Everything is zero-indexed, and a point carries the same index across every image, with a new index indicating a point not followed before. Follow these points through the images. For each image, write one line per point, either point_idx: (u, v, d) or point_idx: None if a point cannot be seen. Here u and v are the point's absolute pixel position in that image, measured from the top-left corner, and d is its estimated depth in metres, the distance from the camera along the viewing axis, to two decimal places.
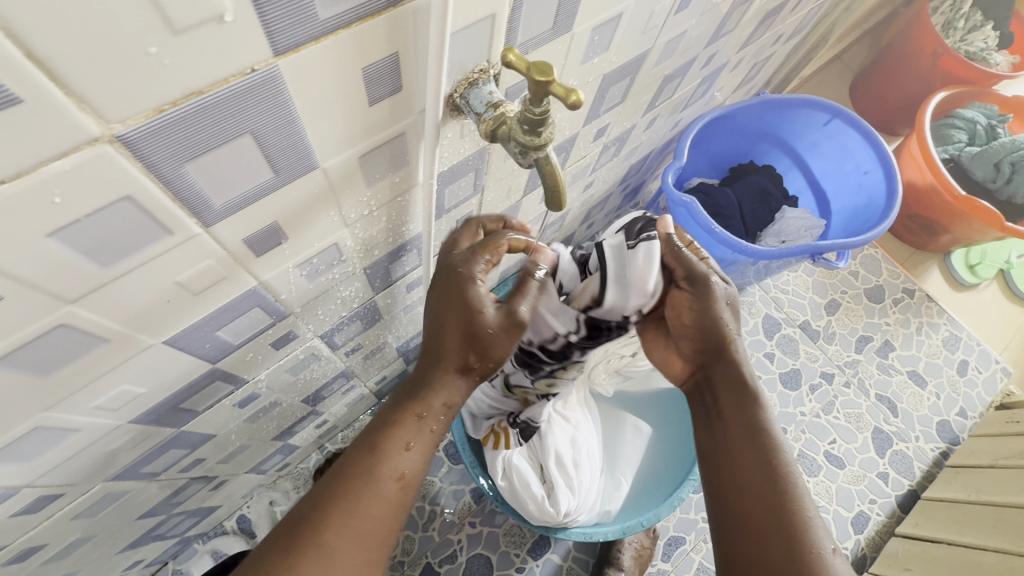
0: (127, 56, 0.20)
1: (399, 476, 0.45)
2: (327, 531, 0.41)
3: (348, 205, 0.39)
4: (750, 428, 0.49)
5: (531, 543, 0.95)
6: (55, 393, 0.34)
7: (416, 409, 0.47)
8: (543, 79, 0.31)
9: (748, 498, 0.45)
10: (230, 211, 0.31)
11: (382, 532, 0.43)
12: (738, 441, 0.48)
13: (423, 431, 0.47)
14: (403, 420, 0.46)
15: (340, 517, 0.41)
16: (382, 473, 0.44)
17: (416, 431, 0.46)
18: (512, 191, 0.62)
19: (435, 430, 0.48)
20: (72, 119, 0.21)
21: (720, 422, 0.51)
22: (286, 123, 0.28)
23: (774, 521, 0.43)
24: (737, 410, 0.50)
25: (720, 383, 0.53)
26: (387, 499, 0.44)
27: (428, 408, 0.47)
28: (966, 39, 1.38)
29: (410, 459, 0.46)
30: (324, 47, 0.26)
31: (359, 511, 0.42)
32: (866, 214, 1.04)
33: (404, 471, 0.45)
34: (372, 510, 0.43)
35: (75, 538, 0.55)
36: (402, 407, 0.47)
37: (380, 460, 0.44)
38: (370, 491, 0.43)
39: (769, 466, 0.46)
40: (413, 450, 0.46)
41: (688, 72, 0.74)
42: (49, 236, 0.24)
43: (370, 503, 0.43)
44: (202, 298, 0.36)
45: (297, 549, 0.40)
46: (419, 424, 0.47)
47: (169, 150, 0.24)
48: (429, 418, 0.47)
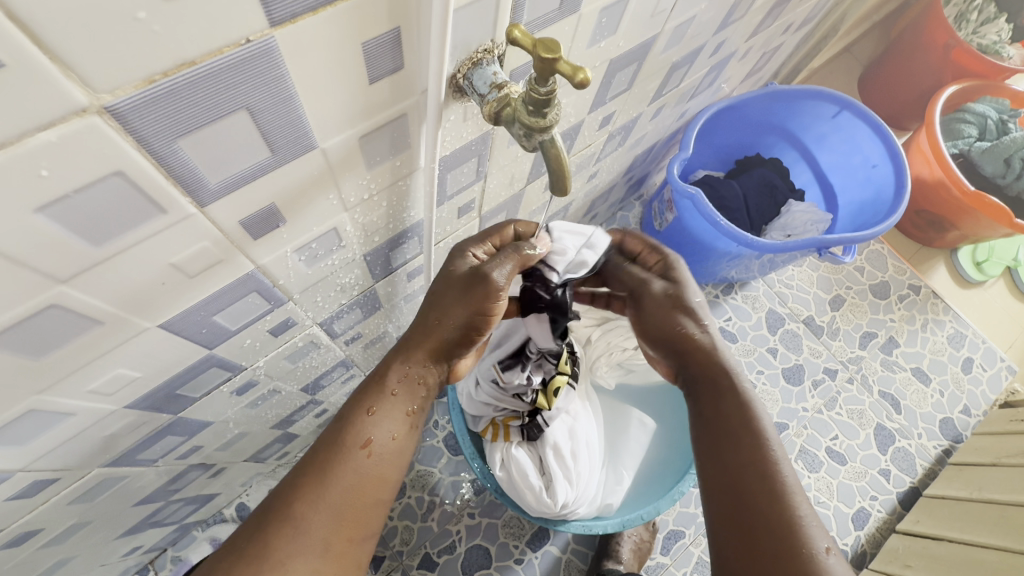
0: (116, 22, 0.19)
1: (365, 443, 0.44)
2: (296, 503, 0.41)
3: (347, 188, 0.38)
4: (739, 426, 0.48)
5: (530, 534, 0.95)
6: (48, 376, 0.33)
7: (381, 378, 0.48)
8: (550, 56, 0.29)
9: (739, 498, 0.45)
10: (225, 191, 0.30)
11: (355, 503, 0.43)
12: (726, 440, 0.48)
13: (389, 399, 0.47)
14: (366, 389, 0.47)
15: (307, 489, 0.41)
16: (349, 441, 0.44)
17: (378, 397, 0.47)
18: (515, 179, 0.61)
19: (404, 401, 0.48)
20: (58, 86, 0.20)
21: (704, 420, 0.51)
22: (283, 100, 0.27)
23: (760, 524, 0.42)
24: (716, 407, 0.51)
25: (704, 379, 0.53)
26: (356, 466, 0.44)
27: (392, 374, 0.48)
28: (978, 32, 1.36)
29: (376, 425, 0.45)
30: (323, 19, 0.25)
31: (327, 481, 0.42)
32: (872, 209, 1.02)
33: (371, 436, 0.45)
34: (340, 480, 0.43)
35: (71, 524, 0.55)
36: (371, 380, 0.48)
37: (345, 429, 0.45)
38: (335, 462, 0.43)
39: (756, 467, 0.45)
40: (377, 416, 0.46)
41: (696, 61, 0.73)
42: (37, 211, 0.23)
43: (340, 472, 0.43)
44: (198, 282, 0.35)
45: (269, 524, 0.40)
46: (384, 392, 0.47)
47: (161, 124, 0.24)
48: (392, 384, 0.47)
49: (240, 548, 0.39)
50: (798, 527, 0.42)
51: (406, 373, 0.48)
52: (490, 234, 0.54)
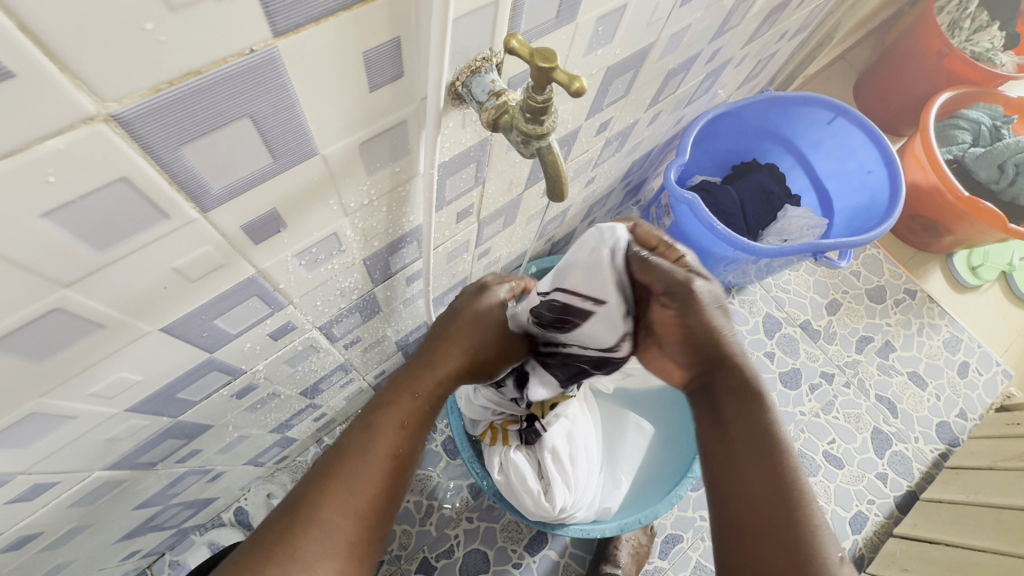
0: (124, 33, 0.20)
1: (393, 456, 0.46)
2: (324, 508, 0.41)
3: (347, 194, 0.39)
4: (757, 436, 0.46)
5: (528, 538, 0.95)
6: (51, 379, 0.33)
7: (414, 393, 0.50)
8: (547, 65, 0.30)
9: (760, 512, 0.43)
10: (228, 197, 0.30)
11: (378, 513, 0.44)
12: (746, 445, 0.46)
13: (415, 408, 0.50)
14: (398, 400, 0.49)
15: (336, 494, 0.42)
16: (378, 451, 0.45)
17: (409, 412, 0.49)
18: (514, 185, 0.62)
19: (426, 411, 0.51)
20: (67, 96, 0.20)
21: (723, 425, 0.49)
22: (285, 108, 0.28)
23: (779, 539, 0.41)
24: (738, 413, 0.48)
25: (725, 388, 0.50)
26: (383, 476, 0.44)
27: (423, 392, 0.51)
28: (971, 39, 1.38)
29: (404, 440, 0.47)
30: (325, 29, 0.25)
31: (354, 489, 0.42)
32: (867, 214, 1.03)
33: (399, 450, 0.46)
34: (368, 488, 0.43)
35: (71, 527, 0.55)
36: (395, 388, 0.51)
37: (375, 438, 0.46)
38: (365, 470, 0.43)
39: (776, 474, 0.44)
40: (408, 431, 0.48)
41: (692, 67, 0.74)
42: (43, 216, 0.24)
43: (367, 480, 0.43)
44: (200, 286, 0.35)
45: (297, 525, 0.40)
46: (412, 401, 0.50)
47: (166, 131, 0.24)
48: (420, 396, 0.51)
49: (264, 547, 0.39)
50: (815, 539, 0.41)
51: (433, 391, 0.52)
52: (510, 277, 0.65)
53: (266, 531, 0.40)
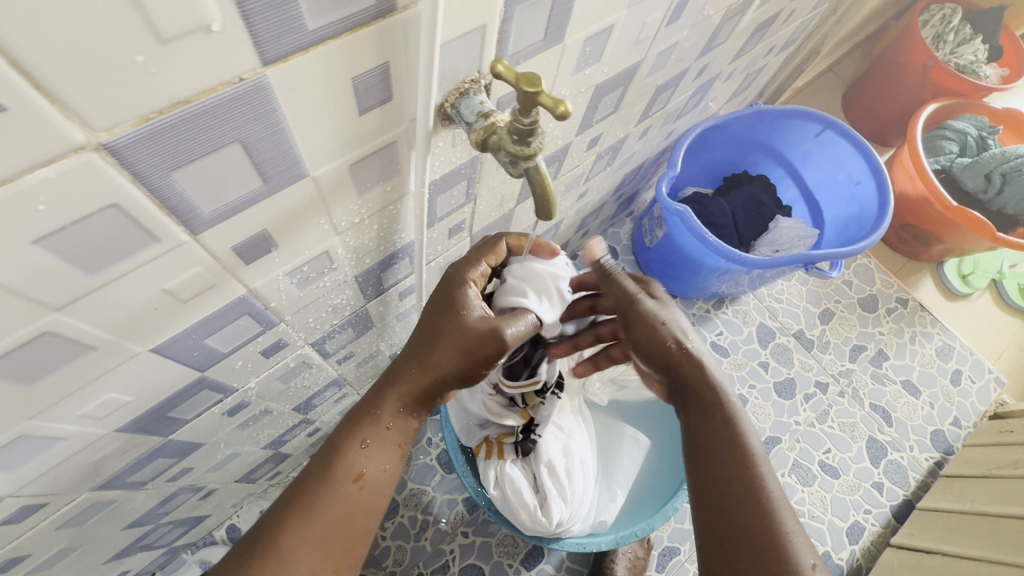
0: (114, 66, 0.20)
1: (357, 476, 0.46)
2: (285, 535, 0.42)
3: (338, 213, 0.39)
4: (726, 442, 0.51)
5: (524, 553, 0.94)
6: (40, 401, 0.33)
7: (376, 411, 0.47)
8: (532, 90, 0.31)
9: (731, 511, 0.48)
10: (218, 219, 0.31)
11: (345, 536, 0.45)
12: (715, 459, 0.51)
13: (380, 430, 0.47)
14: (359, 419, 0.47)
15: (298, 520, 0.43)
16: (340, 473, 0.45)
17: (372, 429, 0.47)
18: (506, 200, 0.63)
19: (393, 428, 0.48)
20: (57, 127, 0.21)
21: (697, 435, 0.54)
22: (276, 132, 0.28)
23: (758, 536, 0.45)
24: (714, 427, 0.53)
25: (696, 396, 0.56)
26: (347, 499, 0.45)
27: (387, 408, 0.47)
28: (956, 52, 1.40)
29: (369, 458, 0.47)
30: (313, 57, 0.26)
31: (318, 514, 0.44)
32: (858, 224, 1.04)
33: (363, 470, 0.46)
34: (330, 513, 0.44)
35: (60, 548, 0.54)
36: (359, 406, 0.48)
37: (335, 461, 0.45)
38: (326, 495, 0.44)
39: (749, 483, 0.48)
40: (371, 449, 0.47)
41: (681, 83, 0.75)
42: (34, 243, 0.24)
43: (327, 505, 0.44)
44: (190, 307, 0.36)
45: (258, 556, 0.41)
46: (374, 422, 0.47)
47: (156, 158, 0.24)
48: (384, 415, 0.47)
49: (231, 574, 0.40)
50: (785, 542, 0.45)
51: (398, 407, 0.48)
52: (485, 251, 0.53)
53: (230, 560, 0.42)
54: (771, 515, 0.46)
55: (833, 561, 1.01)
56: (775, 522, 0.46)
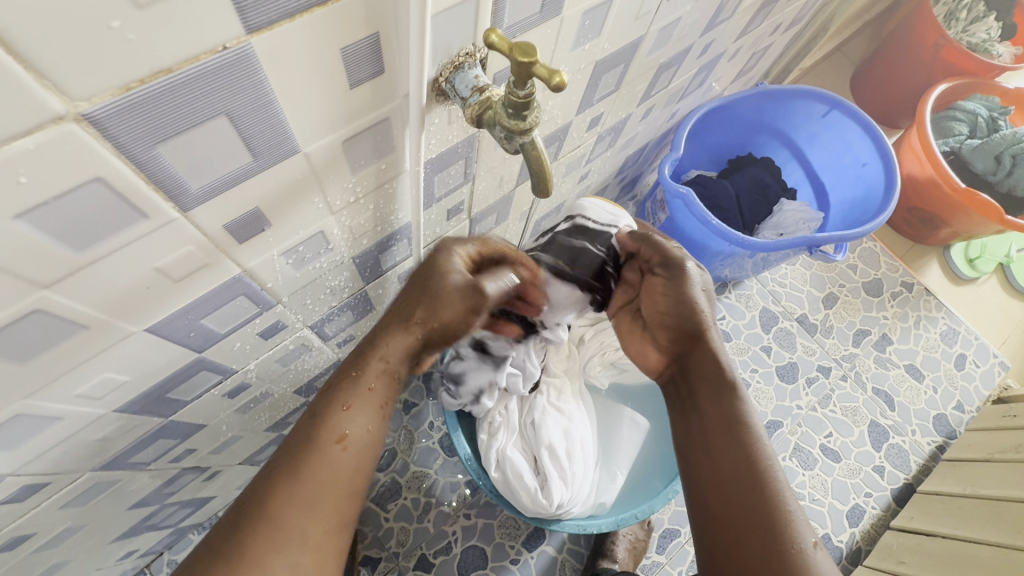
0: (91, 31, 0.20)
1: (340, 438, 0.46)
2: (270, 502, 0.42)
3: (332, 192, 0.38)
4: (729, 417, 0.52)
5: (526, 534, 0.95)
6: (35, 380, 0.33)
7: (357, 374, 0.48)
8: (526, 60, 0.30)
9: (730, 488, 0.48)
10: (208, 195, 0.30)
11: (332, 500, 0.44)
12: (715, 432, 0.51)
13: (362, 391, 0.47)
14: (342, 383, 0.48)
15: (283, 487, 0.43)
16: (321, 437, 0.45)
17: (355, 392, 0.47)
18: (505, 181, 0.62)
19: (374, 389, 0.48)
20: (33, 95, 0.20)
21: (699, 414, 0.54)
22: (263, 106, 0.28)
23: (754, 515, 0.45)
24: (713, 401, 0.53)
25: (700, 377, 0.56)
26: (330, 462, 0.45)
27: (369, 370, 0.48)
28: (968, 30, 1.37)
29: (352, 419, 0.47)
30: (299, 26, 0.25)
31: (302, 480, 0.43)
32: (864, 206, 1.03)
33: (348, 432, 0.46)
34: (319, 473, 0.44)
35: (65, 528, 0.55)
36: (344, 370, 0.49)
37: (320, 426, 0.46)
38: (312, 458, 0.44)
39: (749, 460, 0.48)
40: (353, 411, 0.47)
41: (684, 60, 0.73)
42: (17, 217, 0.24)
43: (312, 470, 0.44)
44: (183, 286, 0.35)
45: (247, 527, 0.41)
46: (357, 383, 0.47)
47: (139, 131, 0.24)
48: (367, 377, 0.48)
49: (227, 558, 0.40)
50: (784, 519, 0.45)
51: (379, 367, 0.48)
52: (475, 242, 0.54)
53: (221, 531, 0.42)
54: (771, 492, 0.46)
55: (833, 543, 1.01)
56: (772, 496, 0.46)
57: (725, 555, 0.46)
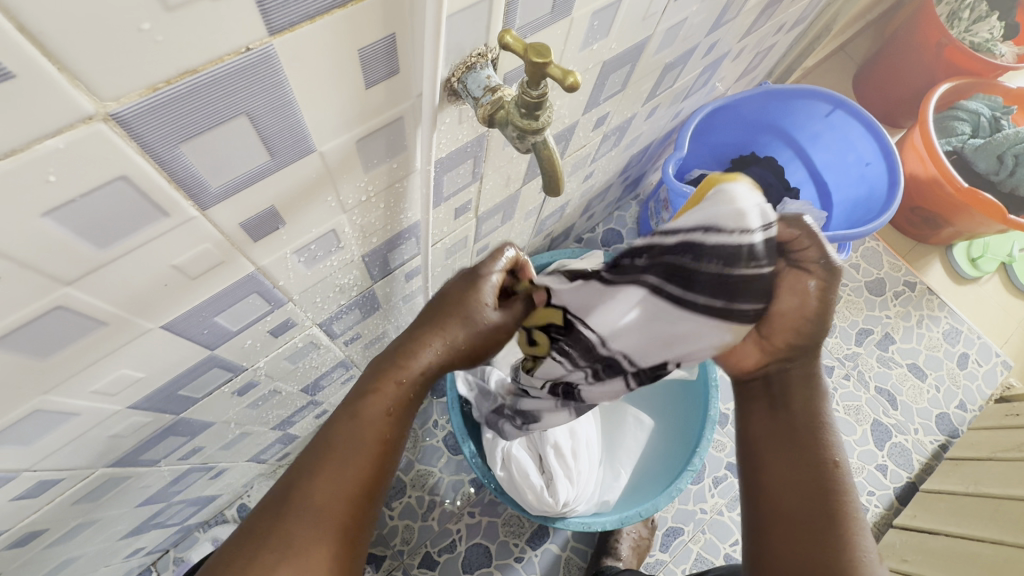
0: (121, 33, 0.20)
1: (381, 440, 0.46)
2: (317, 494, 0.42)
3: (345, 191, 0.39)
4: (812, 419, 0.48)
5: (530, 533, 0.96)
6: (53, 376, 0.34)
7: (396, 381, 0.47)
8: (540, 61, 0.30)
9: (803, 495, 0.46)
10: (226, 194, 0.31)
11: (371, 497, 0.45)
12: (794, 433, 0.48)
13: (402, 398, 0.47)
14: (381, 387, 0.47)
15: (329, 479, 0.43)
16: (368, 436, 0.45)
17: (395, 398, 0.47)
18: (511, 181, 0.62)
19: (410, 398, 0.48)
20: (66, 96, 0.20)
21: (783, 413, 0.49)
22: (282, 106, 0.28)
23: (822, 525, 0.44)
24: (805, 404, 0.48)
25: (800, 378, 0.49)
26: (372, 461, 0.45)
27: (407, 380, 0.48)
28: (970, 30, 1.38)
29: (392, 425, 0.47)
30: (319, 27, 0.26)
31: (350, 472, 0.44)
32: (867, 206, 1.04)
33: (387, 435, 0.46)
34: (359, 471, 0.44)
35: (76, 524, 0.55)
36: (382, 372, 0.48)
37: (362, 425, 0.45)
38: (355, 456, 0.44)
39: (824, 467, 0.46)
40: (394, 417, 0.47)
41: (689, 60, 0.74)
42: (44, 215, 0.24)
43: (356, 466, 0.44)
44: (199, 284, 0.36)
45: (290, 512, 0.41)
46: (398, 390, 0.47)
47: (164, 130, 0.24)
48: (407, 385, 0.48)
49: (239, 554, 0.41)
50: (851, 531, 0.44)
51: (417, 378, 0.48)
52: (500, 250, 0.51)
53: (259, 518, 0.42)
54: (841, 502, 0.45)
55: None
56: (842, 505, 0.45)
57: (785, 558, 0.45)
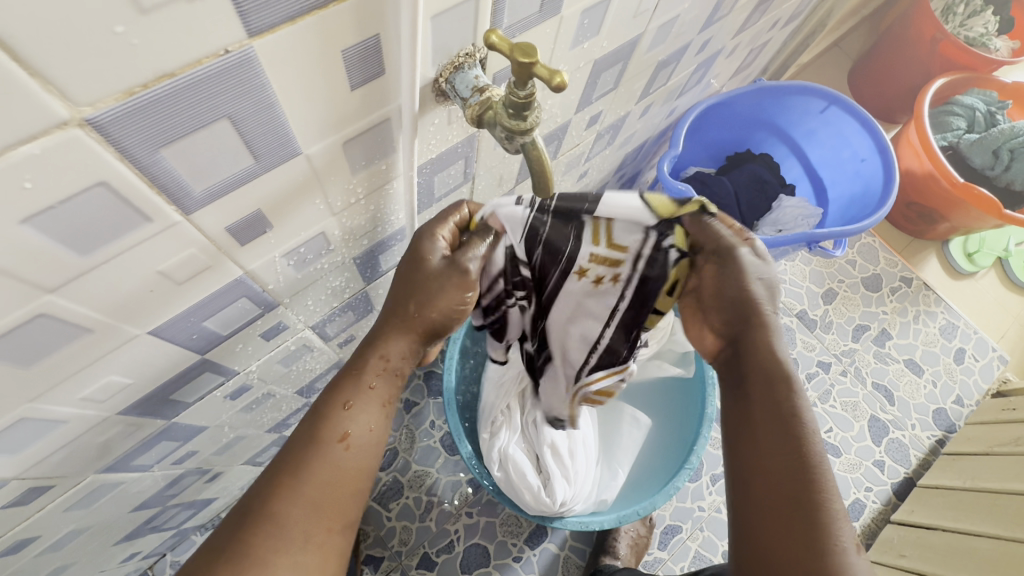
0: (94, 37, 0.20)
1: (342, 437, 0.45)
2: (277, 502, 0.41)
3: (333, 193, 0.39)
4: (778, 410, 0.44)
5: (528, 532, 0.95)
6: (40, 384, 0.33)
7: (357, 370, 0.47)
8: (527, 60, 0.30)
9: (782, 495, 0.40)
10: (210, 198, 0.30)
11: (336, 499, 0.43)
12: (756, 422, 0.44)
13: (362, 389, 0.46)
14: (343, 380, 0.46)
15: (289, 484, 0.42)
16: (325, 435, 0.44)
17: (354, 390, 0.46)
18: (504, 180, 0.62)
19: (373, 386, 0.47)
20: (39, 102, 0.20)
21: (746, 403, 0.46)
22: (264, 108, 0.28)
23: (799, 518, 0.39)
24: (765, 393, 0.45)
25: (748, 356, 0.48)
26: (337, 460, 0.44)
27: (367, 367, 0.47)
28: (965, 24, 1.37)
29: (353, 419, 0.46)
30: (300, 29, 0.25)
31: (309, 478, 0.43)
32: (862, 202, 1.03)
33: (349, 430, 0.45)
34: (321, 473, 0.43)
35: (69, 530, 0.55)
36: (347, 366, 0.48)
37: (322, 423, 0.45)
38: (315, 457, 0.43)
39: (793, 453, 0.42)
40: (354, 410, 0.46)
41: (683, 57, 0.73)
42: (22, 223, 0.24)
43: (318, 467, 0.43)
44: (187, 289, 0.35)
45: (251, 523, 0.40)
46: (358, 381, 0.46)
47: (143, 135, 0.24)
48: (367, 374, 0.47)
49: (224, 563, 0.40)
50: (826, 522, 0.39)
51: (378, 363, 0.47)
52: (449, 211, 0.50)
53: (225, 529, 0.41)
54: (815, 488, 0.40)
55: None
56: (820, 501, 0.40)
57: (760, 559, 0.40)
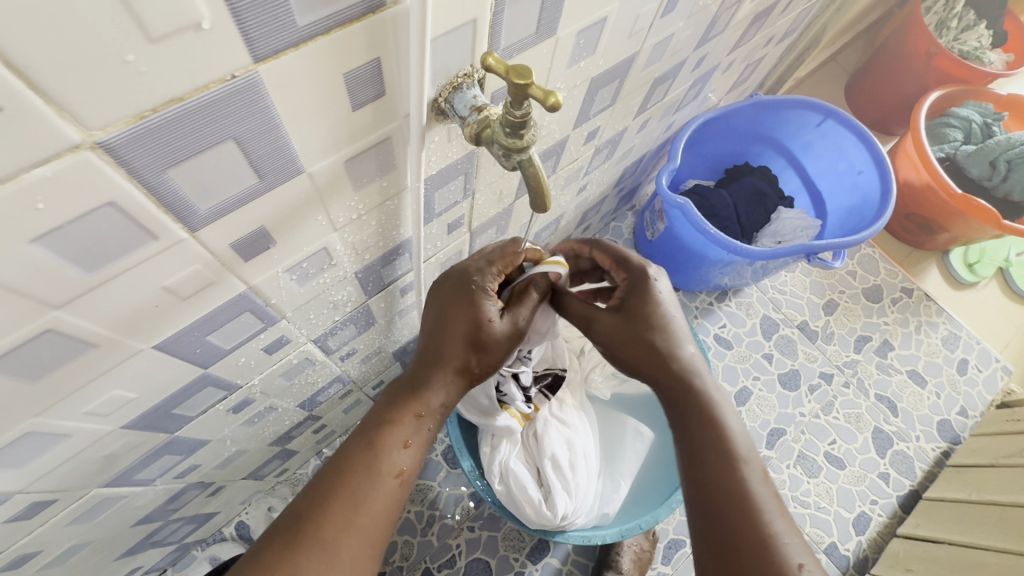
0: (106, 65, 0.21)
1: (398, 472, 0.47)
2: (330, 526, 0.42)
3: (335, 210, 0.39)
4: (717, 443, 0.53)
5: (530, 547, 0.95)
6: (45, 398, 0.34)
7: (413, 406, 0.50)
8: (522, 82, 0.31)
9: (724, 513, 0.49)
10: (216, 216, 0.31)
11: (384, 531, 0.45)
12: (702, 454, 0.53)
13: (420, 429, 0.50)
14: (399, 418, 0.49)
15: (343, 512, 0.43)
16: (382, 468, 0.46)
17: (413, 429, 0.49)
18: (504, 195, 0.63)
19: (430, 429, 0.51)
20: (52, 126, 0.21)
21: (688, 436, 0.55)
22: (269, 129, 0.29)
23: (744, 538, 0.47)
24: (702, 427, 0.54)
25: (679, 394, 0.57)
26: (387, 494, 0.46)
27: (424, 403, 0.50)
28: (959, 38, 1.39)
29: (408, 455, 0.48)
30: (304, 53, 0.26)
31: (362, 507, 0.44)
32: (860, 213, 1.04)
33: (405, 467, 0.47)
34: (375, 504, 0.45)
35: (71, 544, 0.55)
36: (400, 405, 0.50)
37: (379, 457, 0.46)
38: (373, 488, 0.45)
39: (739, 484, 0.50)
40: (411, 448, 0.48)
41: (679, 73, 0.74)
42: (33, 241, 0.24)
43: (372, 499, 0.45)
44: (190, 304, 0.36)
45: (304, 544, 0.41)
46: (417, 422, 0.49)
47: (151, 156, 0.25)
48: (426, 417, 0.50)
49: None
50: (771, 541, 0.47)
51: (435, 408, 0.51)
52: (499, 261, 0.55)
53: (266, 551, 0.41)
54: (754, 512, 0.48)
55: (839, 552, 1.01)
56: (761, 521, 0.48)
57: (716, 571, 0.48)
